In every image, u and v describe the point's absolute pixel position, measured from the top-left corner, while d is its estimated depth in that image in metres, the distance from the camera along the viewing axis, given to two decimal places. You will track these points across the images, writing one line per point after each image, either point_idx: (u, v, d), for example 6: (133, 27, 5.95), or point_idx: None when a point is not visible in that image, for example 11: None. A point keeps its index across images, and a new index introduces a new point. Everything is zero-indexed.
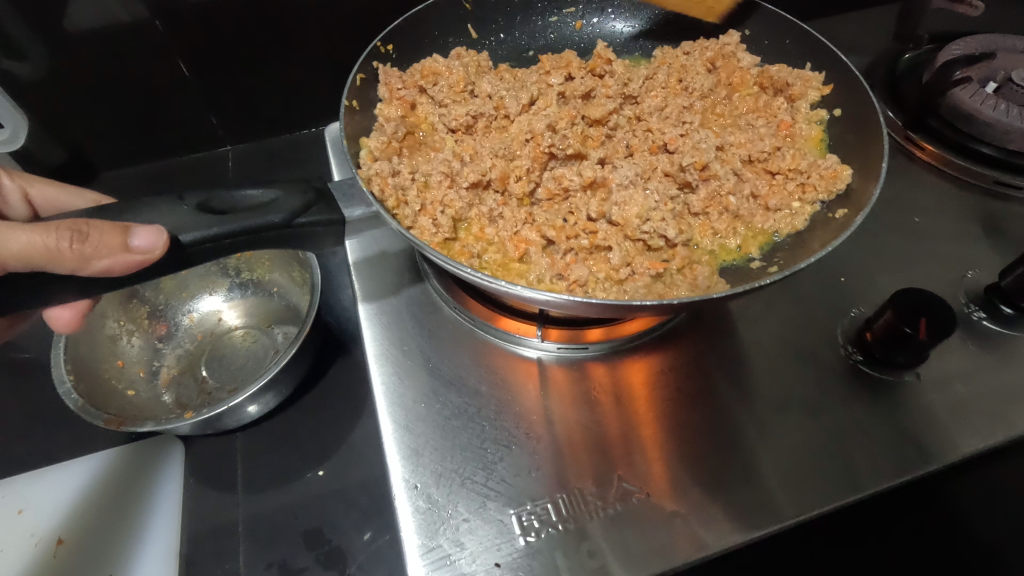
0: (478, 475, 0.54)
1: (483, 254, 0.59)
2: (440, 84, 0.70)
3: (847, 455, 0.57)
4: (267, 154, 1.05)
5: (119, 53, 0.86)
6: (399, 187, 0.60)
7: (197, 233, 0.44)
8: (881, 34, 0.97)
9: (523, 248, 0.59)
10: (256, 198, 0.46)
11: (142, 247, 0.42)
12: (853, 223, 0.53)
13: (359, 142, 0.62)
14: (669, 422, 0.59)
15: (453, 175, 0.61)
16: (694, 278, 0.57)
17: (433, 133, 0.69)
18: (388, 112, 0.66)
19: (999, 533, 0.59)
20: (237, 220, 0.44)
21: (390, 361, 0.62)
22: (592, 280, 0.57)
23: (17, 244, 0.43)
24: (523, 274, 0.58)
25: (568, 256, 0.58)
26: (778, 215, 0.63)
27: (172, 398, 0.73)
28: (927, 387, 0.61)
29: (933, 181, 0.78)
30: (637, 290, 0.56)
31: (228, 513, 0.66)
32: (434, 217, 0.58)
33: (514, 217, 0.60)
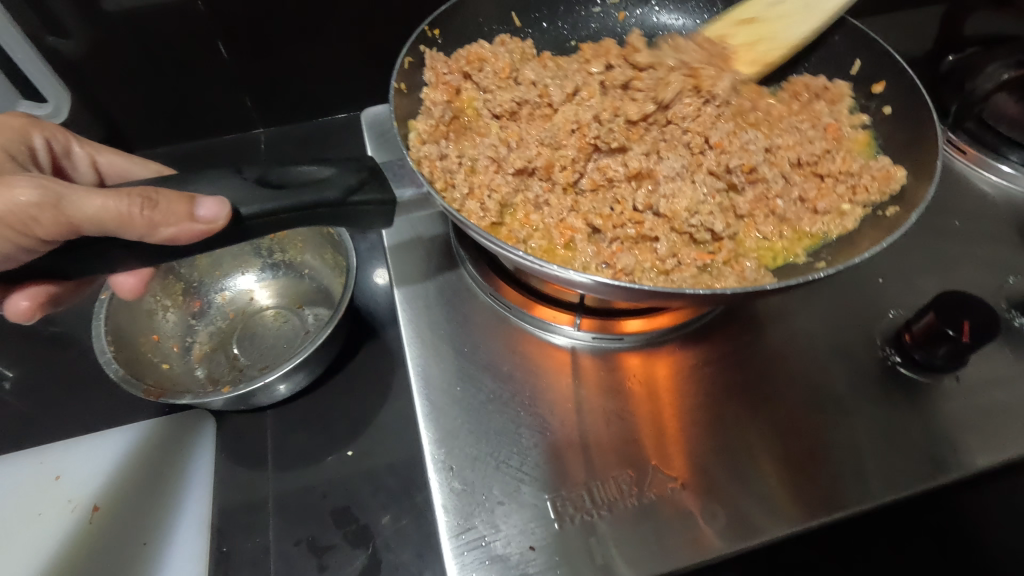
0: (512, 460, 0.55)
1: (528, 240, 0.59)
2: (486, 70, 0.70)
3: (878, 457, 0.57)
4: (301, 139, 1.06)
5: (166, 32, 0.88)
6: (447, 171, 0.61)
7: (257, 206, 0.46)
8: (927, 33, 0.95)
9: (569, 235, 0.58)
10: (313, 174, 0.47)
11: (207, 218, 0.44)
12: (907, 221, 0.52)
13: (408, 124, 0.63)
14: (702, 416, 0.59)
15: (500, 160, 0.61)
16: (742, 271, 0.57)
17: (477, 119, 0.68)
18: (434, 96, 0.66)
19: None
20: (295, 195, 0.46)
21: (425, 344, 0.63)
22: (639, 268, 0.57)
23: (91, 208, 0.44)
24: (568, 260, 0.58)
25: (613, 245, 0.58)
26: (826, 218, 0.61)
27: (205, 372, 0.75)
28: (960, 393, 0.60)
29: (975, 185, 0.77)
30: (685, 280, 0.56)
31: (258, 488, 0.68)
32: (482, 201, 0.59)
33: (559, 205, 0.60)
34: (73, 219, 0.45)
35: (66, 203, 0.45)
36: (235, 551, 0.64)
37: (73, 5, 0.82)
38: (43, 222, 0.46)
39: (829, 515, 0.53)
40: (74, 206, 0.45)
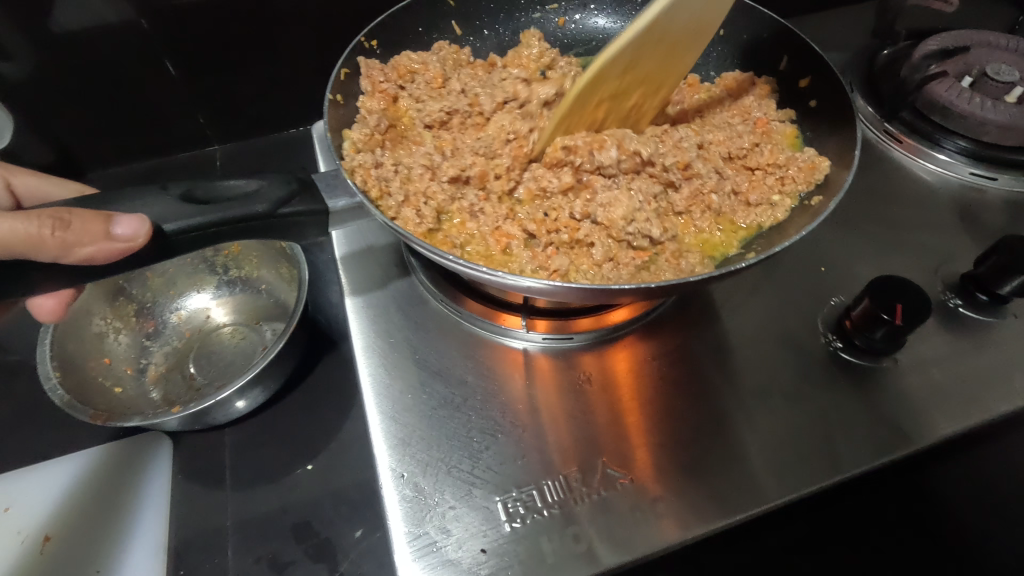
0: (464, 463, 0.55)
1: (465, 246, 0.61)
2: (418, 81, 0.72)
3: (825, 439, 0.58)
4: (257, 152, 1.06)
5: (109, 52, 0.87)
6: (382, 178, 0.61)
7: (180, 223, 0.45)
8: (859, 29, 0.98)
9: (505, 242, 0.60)
10: (240, 188, 0.48)
11: (124, 235, 0.43)
12: (825, 210, 0.55)
13: (341, 134, 0.63)
14: (652, 409, 0.60)
15: (433, 168, 0.64)
16: (679, 264, 0.59)
17: (413, 127, 0.70)
18: (370, 104, 0.67)
19: (973, 516, 0.61)
20: (218, 210, 0.46)
21: (377, 353, 0.63)
22: (574, 268, 0.59)
23: (0, 233, 0.44)
24: (507, 264, 0.60)
25: (548, 248, 0.60)
26: (759, 210, 0.64)
27: (160, 394, 0.73)
28: (903, 372, 0.62)
29: (910, 172, 0.80)
30: (620, 276, 0.58)
31: (216, 508, 0.67)
32: (418, 209, 0.60)
33: (495, 213, 0.62)
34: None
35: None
36: (194, 572, 0.63)
37: (10, 27, 0.80)
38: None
39: (777, 501, 0.54)
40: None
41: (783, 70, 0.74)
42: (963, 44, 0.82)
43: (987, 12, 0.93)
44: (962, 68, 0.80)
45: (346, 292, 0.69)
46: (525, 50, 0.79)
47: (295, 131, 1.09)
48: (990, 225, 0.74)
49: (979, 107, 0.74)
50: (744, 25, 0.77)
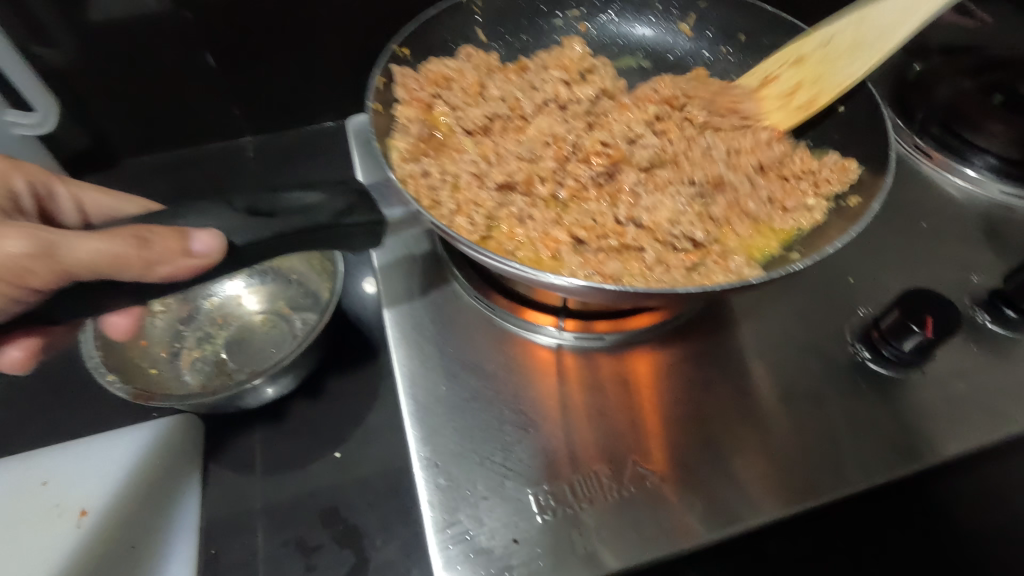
0: (496, 456, 0.56)
1: (516, 252, 0.62)
2: (454, 88, 0.72)
3: (848, 447, 0.59)
4: (288, 146, 1.08)
5: (152, 42, 0.90)
6: (431, 188, 0.63)
7: (249, 236, 0.46)
8: None
9: (554, 246, 0.61)
10: (303, 200, 0.48)
11: (201, 252, 0.45)
12: (870, 211, 0.55)
13: (387, 144, 0.64)
14: (679, 411, 0.61)
15: (481, 176, 0.65)
16: (728, 265, 0.59)
17: (451, 134, 0.71)
18: (408, 113, 0.67)
19: (992, 529, 0.61)
20: (283, 222, 0.47)
21: (410, 345, 0.65)
22: (626, 273, 0.59)
23: (84, 252, 0.45)
24: (556, 270, 0.60)
25: (597, 254, 0.60)
26: (795, 213, 0.65)
27: (193, 378, 0.75)
28: (928, 384, 0.63)
29: (938, 188, 0.80)
30: (676, 278, 0.58)
31: (246, 491, 0.69)
32: (470, 216, 0.62)
33: (543, 218, 0.63)
34: (67, 264, 0.45)
35: (58, 249, 0.45)
36: (224, 553, 0.65)
37: (59, 15, 0.83)
38: (37, 273, 0.45)
39: (800, 505, 0.55)
40: (64, 251, 0.45)
41: None
42: (995, 62, 0.83)
43: (1019, 30, 0.93)
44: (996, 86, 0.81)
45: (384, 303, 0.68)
46: (568, 52, 0.78)
47: (326, 125, 1.10)
48: (1017, 242, 0.75)
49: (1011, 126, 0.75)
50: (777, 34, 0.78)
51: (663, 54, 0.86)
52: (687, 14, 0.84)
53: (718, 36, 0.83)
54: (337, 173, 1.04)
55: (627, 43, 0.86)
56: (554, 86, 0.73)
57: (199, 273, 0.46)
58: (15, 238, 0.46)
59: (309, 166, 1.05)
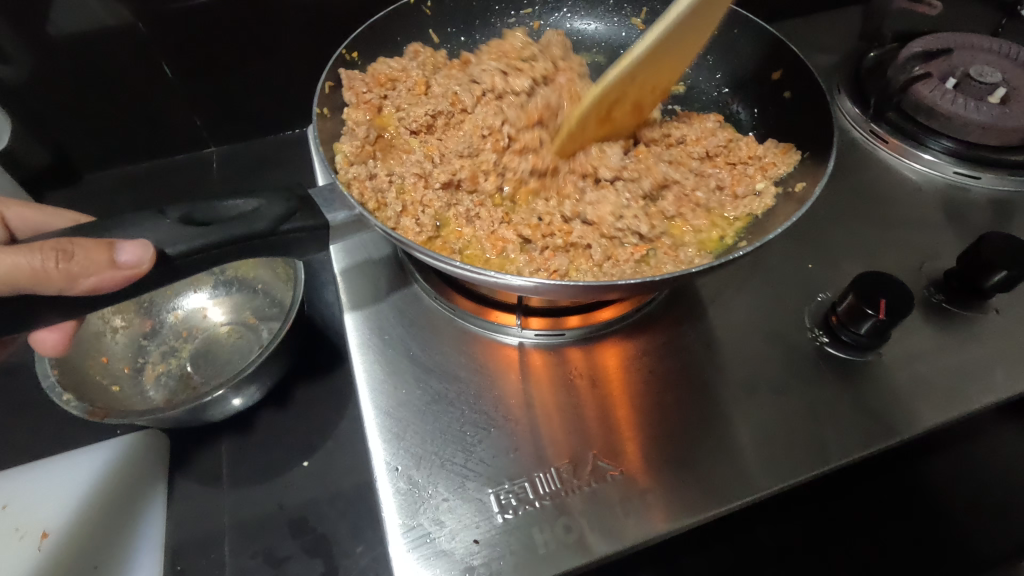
0: (457, 456, 0.56)
1: (461, 249, 0.62)
2: (400, 89, 0.72)
3: (810, 431, 0.59)
4: (253, 156, 1.07)
5: (106, 55, 0.88)
6: (378, 190, 0.63)
7: (184, 245, 0.46)
8: (846, 32, 1.00)
9: (500, 246, 0.62)
10: (240, 208, 0.48)
11: (129, 262, 0.44)
12: (814, 195, 0.56)
13: (333, 147, 0.64)
14: (642, 402, 0.61)
15: (426, 176, 0.65)
16: (678, 256, 0.62)
17: (398, 134, 0.71)
18: (356, 115, 0.67)
19: (949, 504, 0.63)
20: (221, 230, 0.46)
21: (371, 349, 0.64)
22: (573, 268, 0.60)
23: (3, 267, 0.44)
24: (502, 267, 0.61)
25: (545, 249, 0.61)
26: (746, 200, 0.66)
27: (156, 393, 0.74)
28: (888, 366, 0.63)
29: (896, 172, 0.81)
30: (624, 270, 0.59)
31: (213, 504, 0.68)
32: (417, 217, 0.62)
33: (490, 217, 0.64)
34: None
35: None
36: (190, 567, 0.64)
37: (8, 30, 0.81)
38: None
39: (764, 492, 0.55)
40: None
41: (774, 81, 0.74)
42: (945, 46, 0.84)
43: (968, 15, 0.95)
44: (947, 69, 0.81)
45: (344, 309, 0.67)
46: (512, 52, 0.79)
47: (290, 133, 1.10)
48: (972, 221, 0.76)
49: (962, 108, 0.76)
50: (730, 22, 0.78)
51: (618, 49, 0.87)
52: (639, 8, 0.85)
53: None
54: (302, 181, 1.04)
55: (581, 40, 0.87)
56: (494, 77, 0.73)
57: (140, 285, 0.45)
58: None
59: (273, 174, 1.04)
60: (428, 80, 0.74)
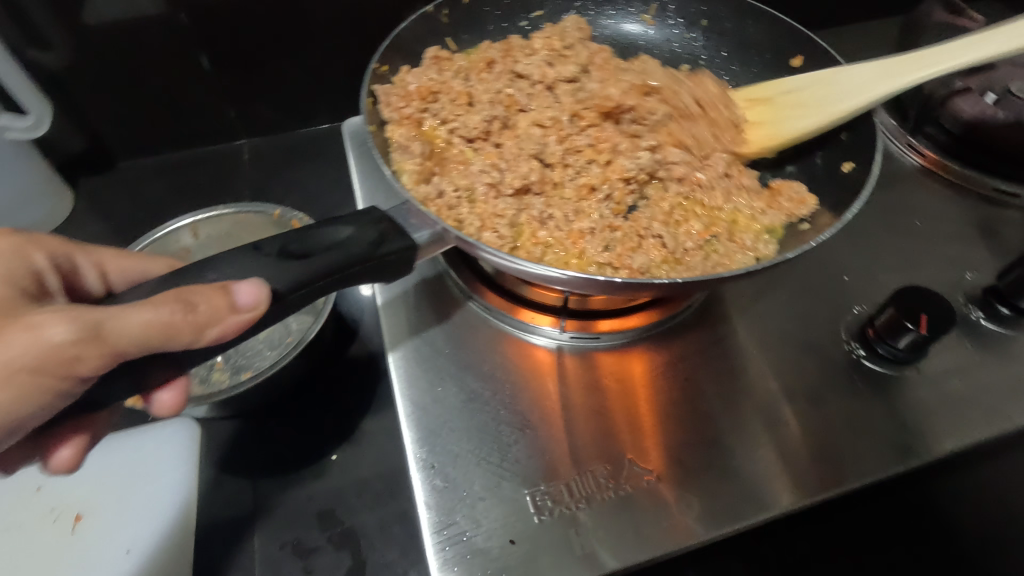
0: (493, 456, 0.56)
1: (544, 256, 0.63)
2: (442, 100, 0.73)
3: (845, 443, 0.59)
4: (284, 148, 1.07)
5: (145, 45, 0.89)
6: (452, 207, 0.64)
7: (291, 280, 0.44)
8: (880, 45, 1.00)
9: (581, 243, 0.63)
10: (331, 236, 0.46)
11: (248, 303, 0.41)
12: (866, 193, 0.58)
13: (397, 167, 0.66)
14: (673, 408, 0.61)
15: (496, 185, 0.66)
16: (742, 244, 0.65)
17: (450, 146, 0.72)
18: (402, 132, 0.68)
19: (970, 524, 0.64)
20: (322, 258, 0.45)
21: (407, 346, 0.64)
22: (653, 265, 0.62)
23: (134, 327, 0.40)
24: (584, 266, 0.62)
25: (615, 243, 0.64)
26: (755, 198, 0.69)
27: (187, 381, 0.75)
28: (925, 382, 0.63)
29: (933, 187, 0.81)
30: (700, 263, 0.63)
31: (241, 494, 0.68)
32: (496, 230, 0.63)
33: (563, 219, 0.65)
34: (119, 344, 0.41)
35: (103, 330, 0.40)
36: (218, 557, 0.65)
37: (51, 16, 0.82)
38: (87, 358, 0.41)
39: (796, 504, 0.55)
40: (112, 330, 0.41)
41: None
42: None
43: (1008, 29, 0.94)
44: (987, 83, 0.78)
45: (382, 308, 0.67)
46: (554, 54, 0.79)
47: (321, 128, 1.10)
48: (1009, 239, 0.75)
49: (1005, 125, 0.74)
50: (730, 17, 0.84)
51: (637, 46, 0.89)
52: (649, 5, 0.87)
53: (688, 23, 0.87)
54: (334, 175, 1.04)
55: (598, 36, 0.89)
56: (542, 69, 0.76)
57: (251, 326, 0.43)
58: (58, 321, 0.40)
59: (305, 167, 1.05)
60: (465, 89, 0.74)
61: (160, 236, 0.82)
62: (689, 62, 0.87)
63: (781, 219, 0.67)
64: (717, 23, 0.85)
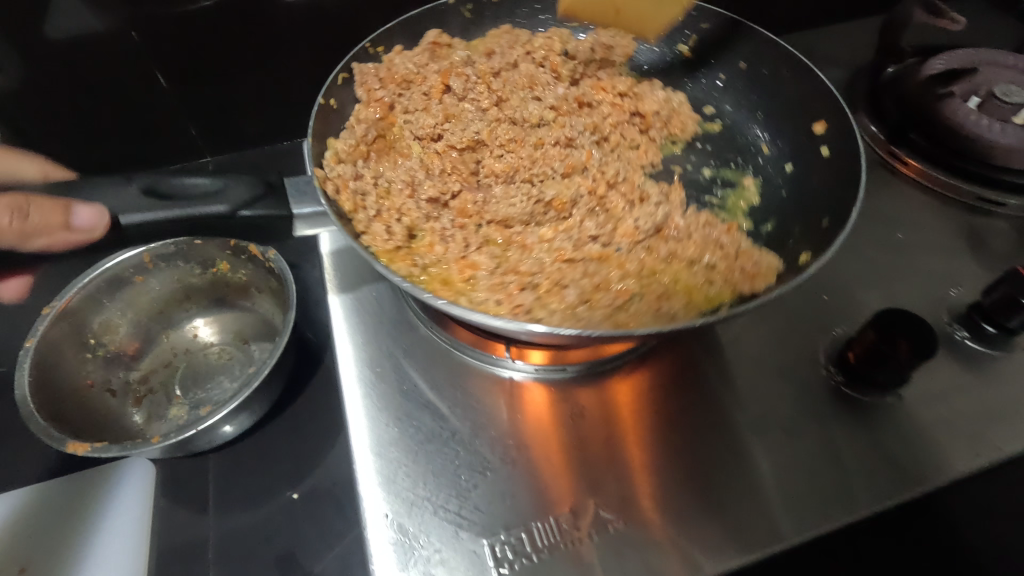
0: (451, 503, 0.53)
1: (426, 265, 0.60)
2: (413, 91, 0.71)
3: (828, 477, 0.56)
4: (246, 166, 1.04)
5: (98, 63, 0.85)
6: (359, 190, 0.62)
7: (135, 215, 0.67)
8: (862, 47, 0.96)
9: (468, 271, 0.60)
10: (195, 186, 0.69)
11: (86, 226, 0.68)
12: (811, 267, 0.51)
13: (327, 140, 0.62)
14: (645, 444, 0.58)
15: (414, 184, 0.68)
16: (660, 307, 0.56)
17: (401, 136, 0.70)
18: (366, 112, 0.67)
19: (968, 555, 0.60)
20: (176, 206, 0.67)
21: (366, 381, 0.62)
22: (539, 305, 0.56)
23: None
24: (461, 292, 0.58)
25: (510, 283, 0.59)
26: (715, 254, 0.61)
27: (143, 417, 0.71)
28: (908, 409, 0.60)
29: (915, 197, 0.78)
30: (595, 317, 0.54)
31: (197, 539, 0.64)
32: (389, 224, 0.61)
33: (463, 241, 0.63)
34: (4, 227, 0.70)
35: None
36: None
37: None
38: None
39: (775, 548, 0.52)
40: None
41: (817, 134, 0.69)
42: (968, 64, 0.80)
43: (987, 29, 0.91)
44: (970, 88, 0.77)
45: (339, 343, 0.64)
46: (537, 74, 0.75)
47: (284, 143, 1.07)
48: (994, 249, 0.73)
49: (988, 130, 0.72)
50: (765, 62, 0.75)
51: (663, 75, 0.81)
52: (687, 35, 0.80)
53: (716, 66, 0.79)
54: None
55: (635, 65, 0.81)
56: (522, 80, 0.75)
57: None
58: None
59: None
60: (443, 81, 0.72)
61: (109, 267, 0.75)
62: (714, 104, 0.79)
63: (724, 290, 0.56)
64: (756, 68, 0.76)
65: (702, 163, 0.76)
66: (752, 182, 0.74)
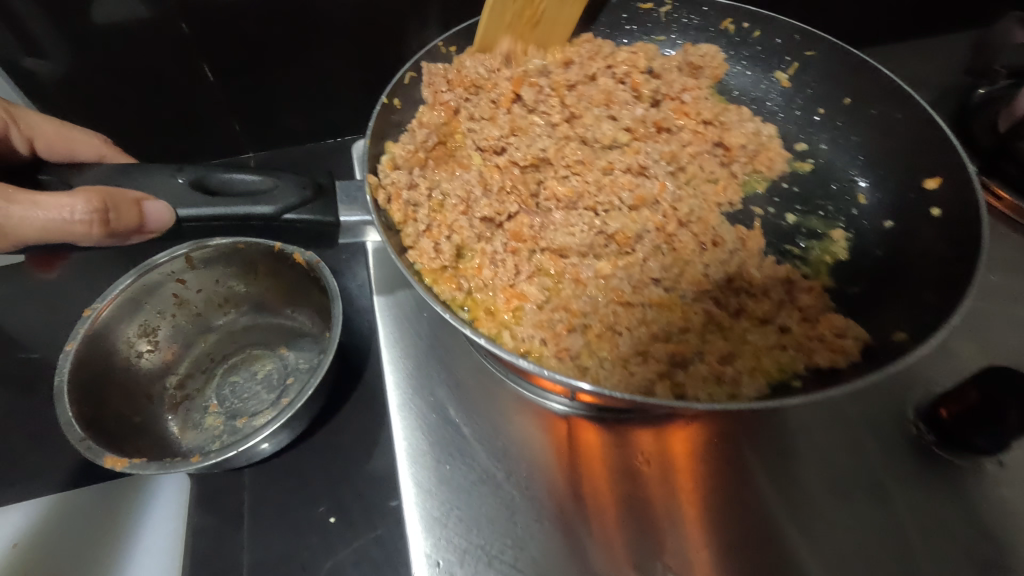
0: (505, 554, 0.50)
1: (470, 288, 0.55)
2: (481, 97, 0.67)
3: (911, 550, 0.52)
4: (288, 163, 1.01)
5: (146, 53, 0.83)
6: (411, 203, 0.57)
7: (191, 209, 0.50)
8: (949, 66, 0.90)
9: (516, 302, 0.54)
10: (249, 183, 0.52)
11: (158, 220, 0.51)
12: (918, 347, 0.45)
13: (385, 143, 0.61)
14: (714, 500, 0.54)
15: (470, 201, 0.59)
16: (720, 371, 0.51)
17: (463, 144, 0.66)
18: (428, 115, 0.65)
19: None
20: (221, 204, 0.50)
21: (413, 412, 0.58)
22: (587, 351, 0.52)
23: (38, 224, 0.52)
24: (510, 327, 0.54)
25: (559, 322, 0.53)
26: (785, 310, 0.56)
27: (179, 425, 0.70)
28: (1000, 479, 0.55)
29: (1008, 237, 0.71)
30: (646, 375, 0.50)
31: (229, 559, 0.61)
32: (438, 242, 0.56)
33: (514, 267, 0.56)
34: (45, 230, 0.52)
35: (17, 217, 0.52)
36: None
37: (45, 19, 0.75)
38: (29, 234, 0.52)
39: None
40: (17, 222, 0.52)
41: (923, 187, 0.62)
42: None
43: None
44: None
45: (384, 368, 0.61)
46: (607, 81, 0.70)
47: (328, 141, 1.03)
48: None
49: None
50: (878, 100, 0.67)
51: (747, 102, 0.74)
52: (788, 61, 0.72)
53: (815, 100, 0.72)
54: None
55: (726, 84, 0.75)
56: (593, 93, 0.69)
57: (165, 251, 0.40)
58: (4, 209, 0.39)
59: None
60: (514, 89, 0.66)
61: (147, 274, 0.70)
62: (806, 143, 0.71)
63: (795, 358, 0.52)
64: (863, 107, 0.68)
65: (787, 208, 0.66)
66: (841, 235, 0.64)
